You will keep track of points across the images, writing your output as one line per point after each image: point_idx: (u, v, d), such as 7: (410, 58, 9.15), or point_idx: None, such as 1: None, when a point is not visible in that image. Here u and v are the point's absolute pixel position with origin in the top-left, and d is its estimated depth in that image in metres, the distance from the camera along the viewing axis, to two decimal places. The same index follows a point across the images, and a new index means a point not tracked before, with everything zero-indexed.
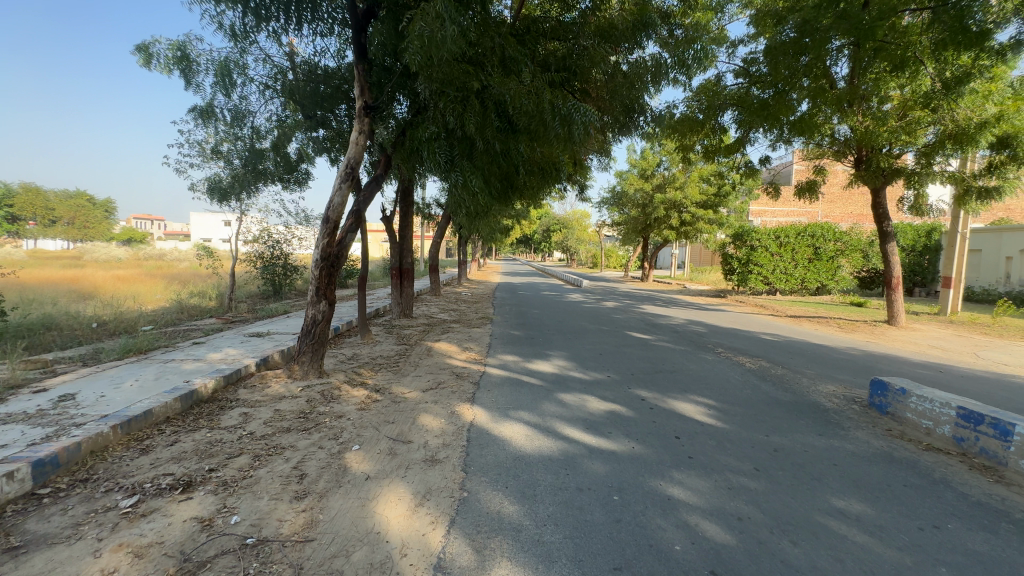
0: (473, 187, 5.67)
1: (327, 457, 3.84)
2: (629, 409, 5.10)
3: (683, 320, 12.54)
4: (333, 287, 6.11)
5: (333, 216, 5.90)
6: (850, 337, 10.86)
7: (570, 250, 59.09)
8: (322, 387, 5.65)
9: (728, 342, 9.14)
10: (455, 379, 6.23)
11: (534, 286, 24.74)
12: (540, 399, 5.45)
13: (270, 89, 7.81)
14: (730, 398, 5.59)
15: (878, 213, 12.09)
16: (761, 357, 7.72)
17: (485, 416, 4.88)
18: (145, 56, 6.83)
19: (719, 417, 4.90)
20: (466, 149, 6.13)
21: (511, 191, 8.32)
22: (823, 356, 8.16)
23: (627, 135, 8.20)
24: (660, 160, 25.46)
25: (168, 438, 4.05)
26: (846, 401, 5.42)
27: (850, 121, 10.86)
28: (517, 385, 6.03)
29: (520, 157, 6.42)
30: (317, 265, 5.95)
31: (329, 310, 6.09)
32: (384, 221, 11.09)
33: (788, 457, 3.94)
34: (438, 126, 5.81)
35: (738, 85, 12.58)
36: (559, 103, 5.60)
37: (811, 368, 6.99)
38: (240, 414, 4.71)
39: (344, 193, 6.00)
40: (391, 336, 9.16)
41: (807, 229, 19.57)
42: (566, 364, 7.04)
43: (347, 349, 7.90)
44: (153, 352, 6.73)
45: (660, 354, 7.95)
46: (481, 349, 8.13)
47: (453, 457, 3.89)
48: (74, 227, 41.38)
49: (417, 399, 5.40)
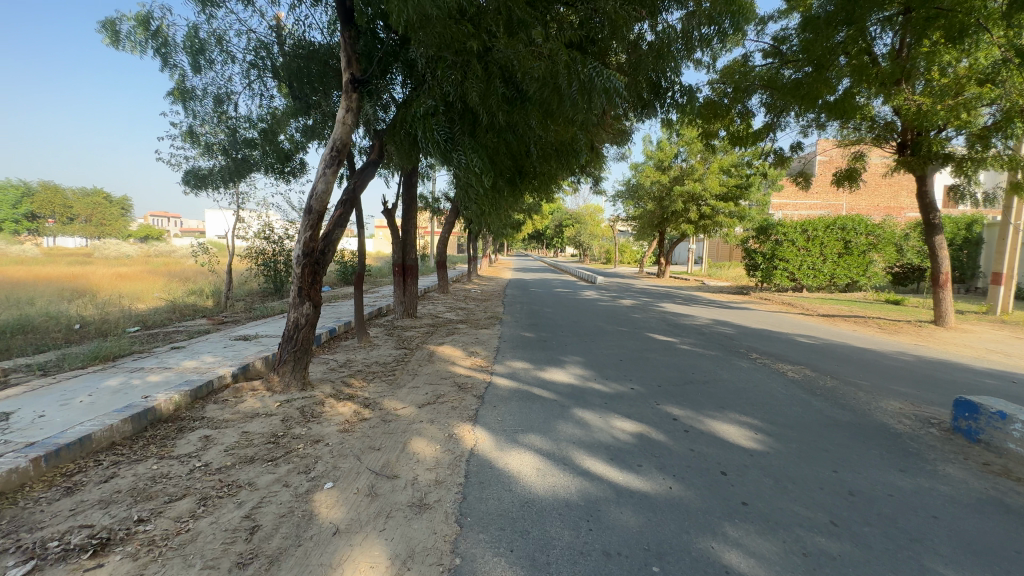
0: (477, 168, 4.86)
1: (290, 501, 3.10)
2: (660, 433, 4.29)
3: (707, 320, 11.63)
4: (319, 287, 5.39)
5: (317, 206, 5.17)
6: (895, 339, 9.86)
7: (583, 246, 58.12)
8: (304, 402, 4.90)
9: (763, 346, 8.25)
10: (458, 392, 5.47)
11: (547, 283, 23.90)
12: (556, 417, 4.66)
13: (255, 69, 7.07)
14: (779, 419, 4.73)
15: (924, 202, 11.07)
16: (804, 365, 6.84)
17: (489, 442, 4.09)
18: (111, 35, 6.15)
19: (772, 444, 4.05)
20: (468, 124, 5.32)
21: (521, 178, 7.50)
22: (873, 364, 7.25)
23: (649, 118, 7.35)
24: (678, 151, 24.24)
25: (104, 472, 3.36)
26: (922, 424, 4.53)
27: (896, 102, 9.88)
28: (526, 398, 5.25)
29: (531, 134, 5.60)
30: (299, 261, 5.23)
31: (314, 312, 5.36)
32: (386, 214, 10.37)
33: (872, 508, 3.09)
34: (437, 98, 4.96)
35: (767, 65, 11.68)
36: (577, 66, 4.88)
37: (864, 380, 6.09)
38: (200, 438, 3.99)
39: (329, 179, 5.24)
40: (391, 339, 8.43)
41: (836, 222, 18.41)
42: (584, 373, 6.23)
43: (340, 354, 7.20)
44: (123, 359, 6.08)
45: (689, 361, 7.12)
46: (489, 354, 7.36)
47: (446, 502, 3.11)
48: (93, 223, 41.31)
49: (411, 418, 4.64)
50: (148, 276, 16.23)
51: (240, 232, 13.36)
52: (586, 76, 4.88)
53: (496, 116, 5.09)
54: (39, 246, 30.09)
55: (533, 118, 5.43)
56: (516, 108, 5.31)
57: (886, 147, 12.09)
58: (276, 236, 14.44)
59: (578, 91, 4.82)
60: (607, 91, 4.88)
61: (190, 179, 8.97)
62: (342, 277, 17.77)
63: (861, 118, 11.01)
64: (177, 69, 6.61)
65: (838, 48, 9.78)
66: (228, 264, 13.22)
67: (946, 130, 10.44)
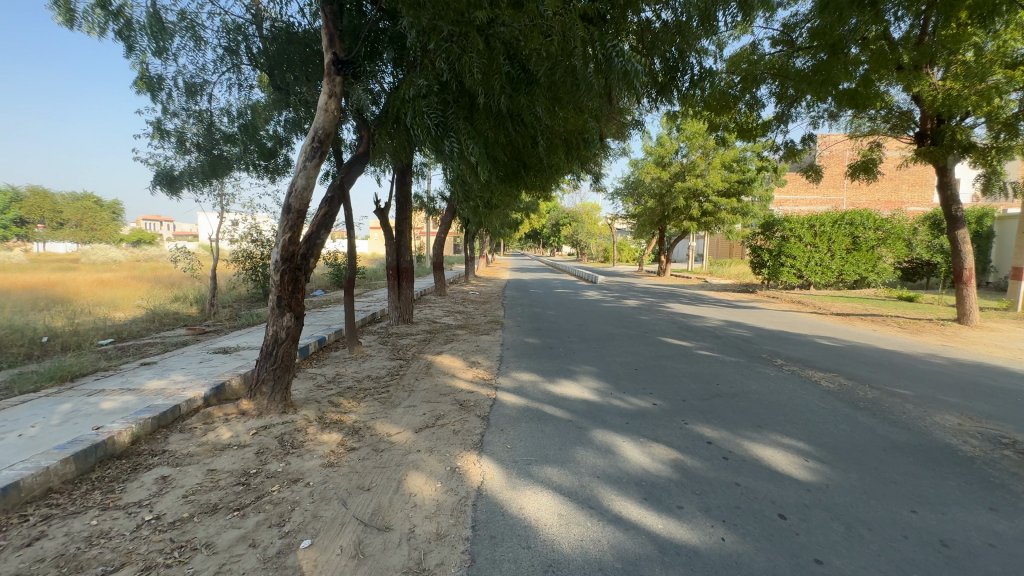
0: (473, 155, 4.25)
1: (256, 568, 2.49)
2: (697, 462, 3.70)
3: (719, 321, 11.04)
4: (300, 297, 4.77)
5: (296, 205, 4.55)
6: (921, 340, 9.31)
7: (581, 245, 57.49)
8: (283, 430, 4.27)
9: (785, 350, 7.68)
10: (459, 411, 4.88)
11: (547, 283, 23.25)
12: (574, 442, 4.05)
13: (232, 56, 6.37)
14: (828, 441, 4.14)
15: (946, 194, 10.54)
16: (836, 372, 6.28)
17: (498, 478, 3.47)
18: (65, 13, 5.58)
19: (829, 476, 3.47)
20: (465, 107, 4.71)
21: (524, 170, 6.88)
22: (909, 368, 6.68)
23: (665, 101, 6.73)
24: (678, 146, 23.70)
25: (29, 533, 2.73)
26: (992, 445, 3.97)
27: (921, 89, 9.45)
28: (537, 418, 4.65)
29: (536, 122, 4.99)
30: (277, 268, 4.60)
31: (296, 326, 4.74)
32: (378, 215, 9.74)
33: (976, 565, 2.50)
34: (430, 78, 4.36)
35: (777, 53, 11.12)
36: (593, 44, 4.29)
37: (908, 389, 5.52)
38: (157, 481, 3.36)
39: (310, 174, 4.61)
40: (385, 348, 7.80)
41: (844, 217, 17.88)
42: (598, 387, 5.63)
43: (329, 367, 6.57)
44: (85, 379, 5.41)
45: (710, 369, 6.52)
46: (492, 365, 6.76)
47: (451, 567, 2.50)
48: (82, 228, 40.18)
49: (407, 447, 4.03)
50: (131, 282, 15.51)
51: (226, 234, 12.71)
52: (603, 54, 4.28)
53: (496, 97, 4.47)
54: (25, 251, 29.37)
55: (540, 103, 4.80)
56: (520, 90, 4.71)
57: (903, 137, 11.54)
58: (264, 239, 13.77)
59: (595, 71, 4.20)
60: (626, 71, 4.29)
61: (157, 179, 8.08)
62: (334, 280, 17.08)
63: (880, 107, 10.46)
64: (141, 53, 5.94)
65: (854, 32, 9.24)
66: (213, 268, 12.54)
67: (969, 119, 9.93)
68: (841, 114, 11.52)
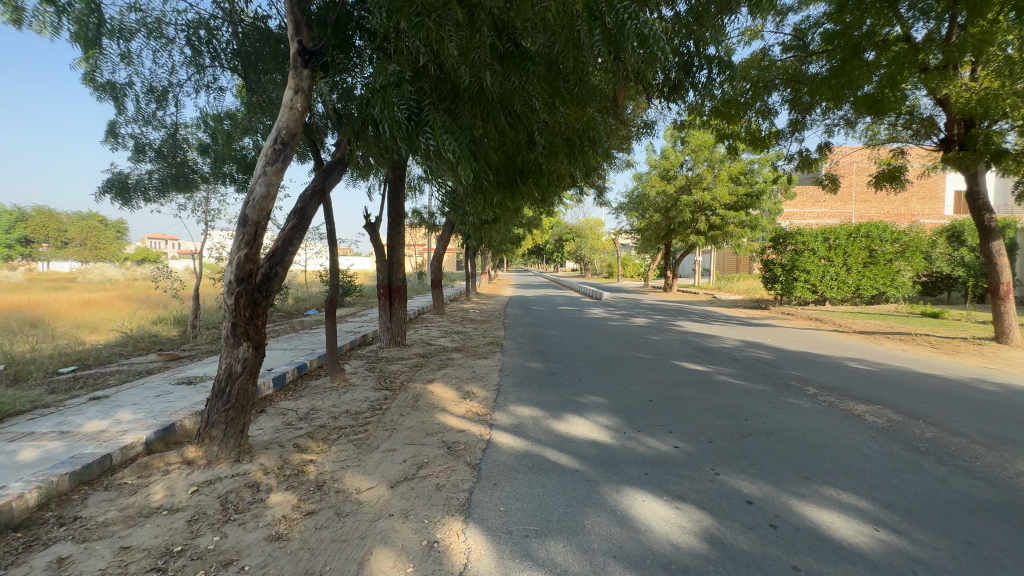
0: (450, 153, 3.64)
1: None
2: (739, 533, 2.93)
3: (735, 342, 10.25)
4: (260, 325, 4.05)
5: (253, 216, 3.88)
6: (959, 361, 8.51)
7: (584, 261, 56.92)
8: (231, 486, 3.53)
9: (816, 376, 6.89)
10: (447, 457, 4.13)
11: (551, 301, 22.49)
12: (583, 504, 3.29)
13: (200, 57, 5.78)
14: (896, 500, 3.36)
15: (978, 203, 9.80)
16: (880, 404, 5.50)
17: (487, 557, 2.71)
18: (12, 12, 5.02)
19: (912, 557, 2.70)
20: (446, 97, 4.14)
21: (520, 176, 6.25)
22: (962, 397, 5.88)
23: (680, 100, 5.97)
24: (683, 159, 23.18)
25: None
26: None
27: (948, 91, 8.85)
28: (537, 467, 3.89)
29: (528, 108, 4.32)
30: (231, 289, 3.91)
31: (254, 357, 4.02)
32: (368, 229, 9.11)
33: None
34: (403, 63, 3.79)
35: (789, 58, 10.56)
36: (594, 11, 3.72)
37: (973, 427, 4.71)
38: (51, 565, 2.63)
39: (271, 180, 3.94)
40: (371, 376, 7.06)
41: (860, 230, 17.17)
42: (610, 425, 4.88)
43: (305, 400, 5.84)
44: (17, 419, 4.69)
45: (735, 400, 5.75)
46: (489, 395, 6.02)
47: None
48: (86, 247, 39.88)
49: (378, 508, 3.27)
50: (118, 302, 14.88)
51: (211, 252, 12.09)
52: (613, 17, 3.62)
53: (481, 77, 3.83)
54: (25, 271, 28.97)
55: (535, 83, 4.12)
56: (512, 72, 4.10)
57: (926, 144, 10.88)
58: None
59: (604, 38, 3.67)
60: (641, 42, 3.69)
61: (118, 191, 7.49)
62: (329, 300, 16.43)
63: (902, 112, 9.86)
64: (97, 55, 5.37)
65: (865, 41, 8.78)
66: (198, 287, 11.88)
67: (1000, 124, 9.28)
68: (857, 120, 10.93)
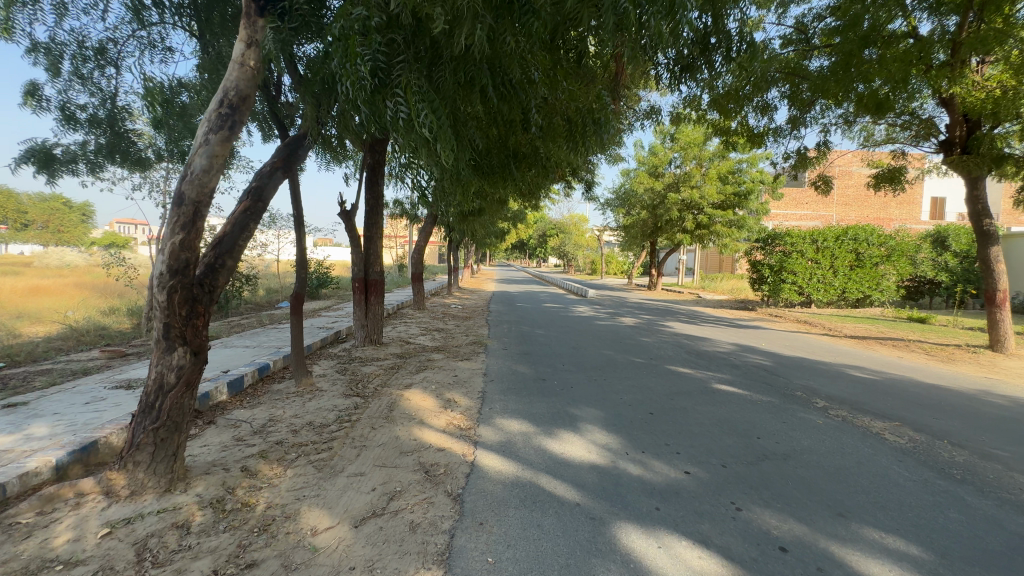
0: (421, 122, 3.14)
1: None
2: None
3: (730, 345, 9.85)
4: (201, 326, 3.34)
5: (191, 194, 3.19)
6: (959, 371, 8.25)
7: (568, 257, 56.61)
8: (156, 527, 2.85)
9: (822, 386, 6.49)
10: (423, 484, 3.52)
11: (535, 297, 21.90)
12: (589, 552, 2.71)
13: (143, 9, 4.98)
14: (950, 545, 2.89)
15: (976, 208, 9.57)
16: (895, 420, 5.09)
17: None
18: None
19: None
20: (423, 53, 3.63)
21: (515, 160, 5.72)
22: (979, 413, 5.52)
23: (691, 83, 5.47)
24: (671, 156, 22.83)
25: None
26: None
27: (956, 90, 8.52)
28: (530, 500, 3.30)
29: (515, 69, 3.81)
30: (162, 282, 3.18)
31: (192, 365, 3.32)
32: (343, 216, 8.38)
33: None
34: (372, 6, 3.23)
35: (790, 53, 10.17)
36: None
37: (1004, 450, 4.32)
38: None
39: (215, 152, 3.24)
40: (342, 379, 6.38)
41: (847, 233, 17.04)
42: (609, 444, 4.32)
43: (263, 408, 5.13)
44: None
45: (743, 413, 5.27)
46: (473, 404, 5.42)
47: None
48: (49, 230, 37.60)
49: (335, 558, 2.64)
50: (70, 289, 13.72)
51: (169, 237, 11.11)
52: None
53: (464, 31, 3.31)
54: None
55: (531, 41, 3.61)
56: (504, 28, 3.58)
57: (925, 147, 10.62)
58: None
59: None
60: None
61: None
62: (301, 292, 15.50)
63: (905, 112, 9.53)
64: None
65: (868, 37, 8.42)
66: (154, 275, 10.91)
67: (1001, 128, 9.05)
68: (856, 119, 10.61)
